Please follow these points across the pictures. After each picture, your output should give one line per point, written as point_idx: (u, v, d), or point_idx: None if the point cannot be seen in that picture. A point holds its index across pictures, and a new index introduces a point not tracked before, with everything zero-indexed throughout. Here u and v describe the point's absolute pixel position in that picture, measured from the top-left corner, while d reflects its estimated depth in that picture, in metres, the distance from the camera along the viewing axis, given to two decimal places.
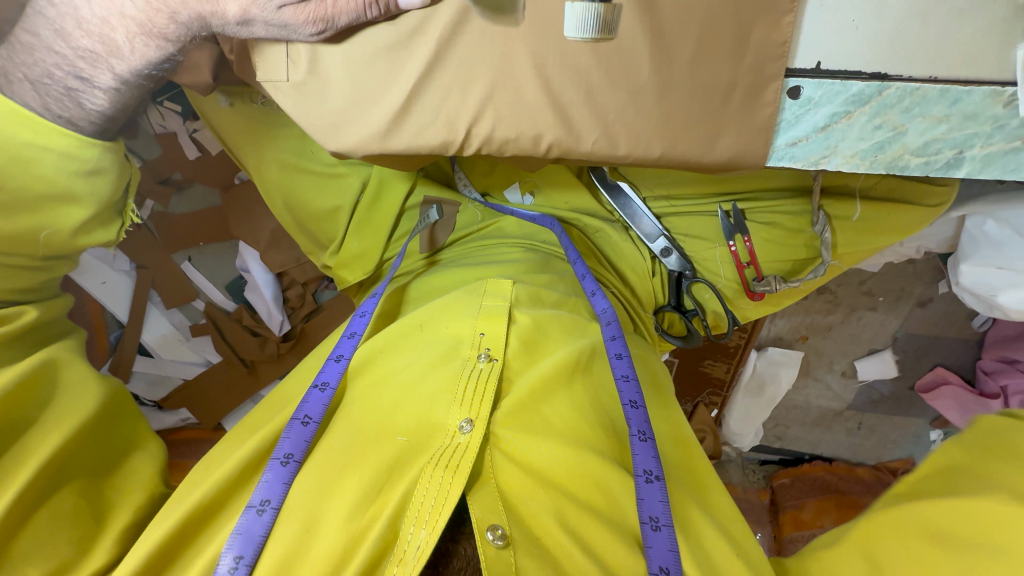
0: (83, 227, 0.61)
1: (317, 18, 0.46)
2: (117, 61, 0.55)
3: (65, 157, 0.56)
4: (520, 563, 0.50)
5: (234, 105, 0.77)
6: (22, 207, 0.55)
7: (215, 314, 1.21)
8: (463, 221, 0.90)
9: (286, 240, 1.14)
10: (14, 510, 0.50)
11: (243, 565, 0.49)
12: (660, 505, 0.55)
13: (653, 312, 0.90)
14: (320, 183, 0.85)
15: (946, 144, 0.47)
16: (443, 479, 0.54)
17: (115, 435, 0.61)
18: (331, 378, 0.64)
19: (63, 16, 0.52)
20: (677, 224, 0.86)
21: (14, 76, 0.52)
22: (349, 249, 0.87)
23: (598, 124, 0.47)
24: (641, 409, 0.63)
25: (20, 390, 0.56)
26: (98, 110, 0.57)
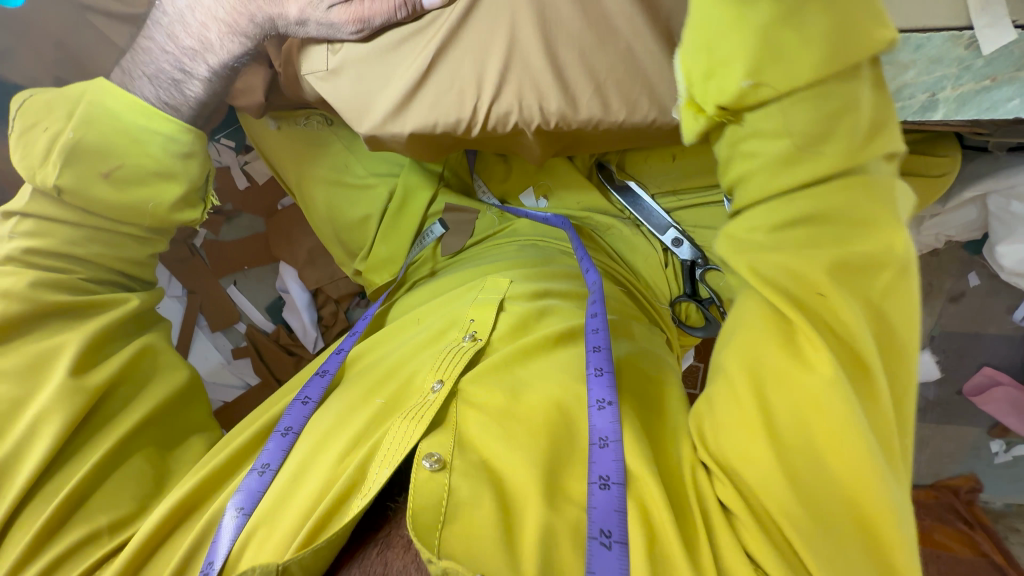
0: (177, 203, 0.72)
1: (356, 19, 0.57)
2: (210, 56, 0.69)
3: (168, 139, 0.69)
4: (455, 484, 0.53)
5: (281, 129, 0.90)
6: (134, 182, 0.68)
7: (255, 335, 1.29)
8: (481, 227, 0.96)
9: (322, 259, 1.24)
10: (112, 454, 0.63)
11: (243, 514, 0.57)
12: (612, 426, 0.54)
13: (670, 303, 0.92)
14: (352, 194, 0.94)
15: (918, 87, 0.56)
16: (408, 426, 0.58)
17: (187, 412, 0.75)
18: (331, 366, 0.73)
19: (175, 25, 0.68)
20: (687, 217, 0.91)
21: (136, 74, 0.69)
22: (378, 253, 0.94)
23: (590, 89, 0.54)
24: (605, 374, 0.58)
25: (131, 361, 0.70)
26: (196, 97, 0.71)
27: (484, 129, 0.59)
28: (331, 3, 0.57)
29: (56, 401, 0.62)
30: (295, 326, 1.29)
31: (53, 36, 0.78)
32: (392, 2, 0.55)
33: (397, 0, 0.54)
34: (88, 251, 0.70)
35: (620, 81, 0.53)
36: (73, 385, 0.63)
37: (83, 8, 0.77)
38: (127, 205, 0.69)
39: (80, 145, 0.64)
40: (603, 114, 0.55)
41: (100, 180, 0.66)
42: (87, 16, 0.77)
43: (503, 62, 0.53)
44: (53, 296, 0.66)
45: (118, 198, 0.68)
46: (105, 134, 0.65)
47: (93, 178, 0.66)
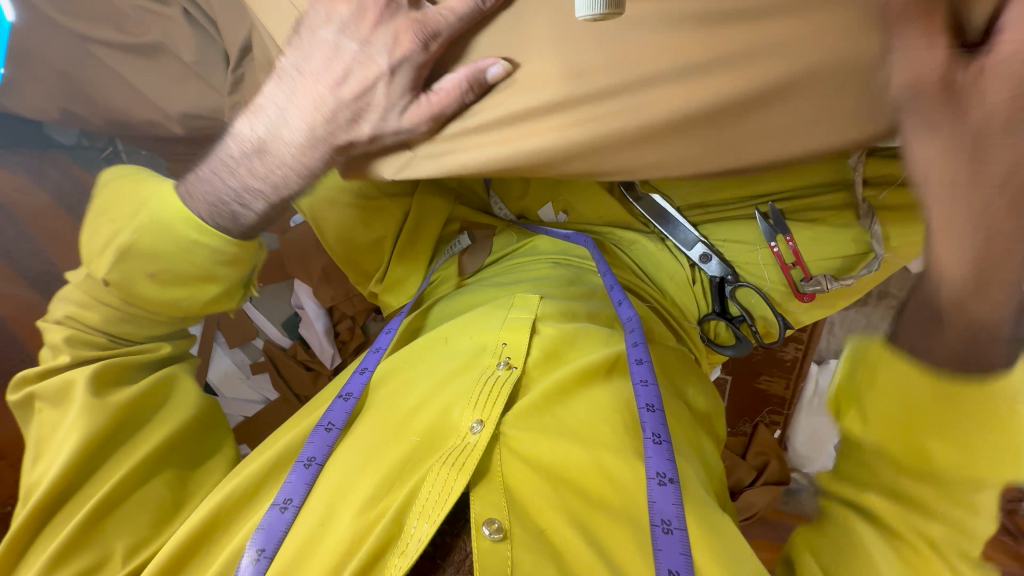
0: (218, 298, 0.72)
1: (425, 118, 0.57)
2: (277, 187, 0.64)
3: (213, 251, 0.67)
4: (516, 557, 0.52)
5: None
6: (174, 283, 0.68)
7: (272, 350, 1.28)
8: (498, 245, 0.95)
9: (337, 275, 1.21)
10: (116, 492, 0.60)
11: (263, 556, 0.54)
12: (673, 508, 0.53)
13: (698, 321, 0.88)
14: (365, 216, 0.91)
15: None
16: (449, 474, 0.57)
17: (205, 442, 0.71)
18: (354, 390, 0.69)
19: (241, 159, 0.63)
20: (715, 230, 0.84)
21: (200, 203, 0.66)
22: (393, 275, 0.92)
23: (670, 149, 0.53)
24: (657, 412, 0.60)
25: (143, 394, 0.68)
26: (250, 223, 0.67)
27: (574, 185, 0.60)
28: (402, 108, 0.58)
29: (79, 423, 0.62)
30: (311, 341, 1.27)
31: (55, 66, 0.78)
32: (456, 94, 0.55)
33: (462, 87, 0.54)
34: (123, 328, 0.71)
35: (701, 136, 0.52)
36: (94, 406, 0.63)
37: (81, 39, 0.76)
38: (168, 299, 0.69)
39: (134, 246, 0.65)
40: (676, 160, 0.54)
41: (144, 279, 0.67)
42: (88, 47, 0.76)
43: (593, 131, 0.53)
44: (78, 351, 0.68)
45: (161, 292, 0.68)
46: (158, 239, 0.65)
47: (137, 277, 0.67)
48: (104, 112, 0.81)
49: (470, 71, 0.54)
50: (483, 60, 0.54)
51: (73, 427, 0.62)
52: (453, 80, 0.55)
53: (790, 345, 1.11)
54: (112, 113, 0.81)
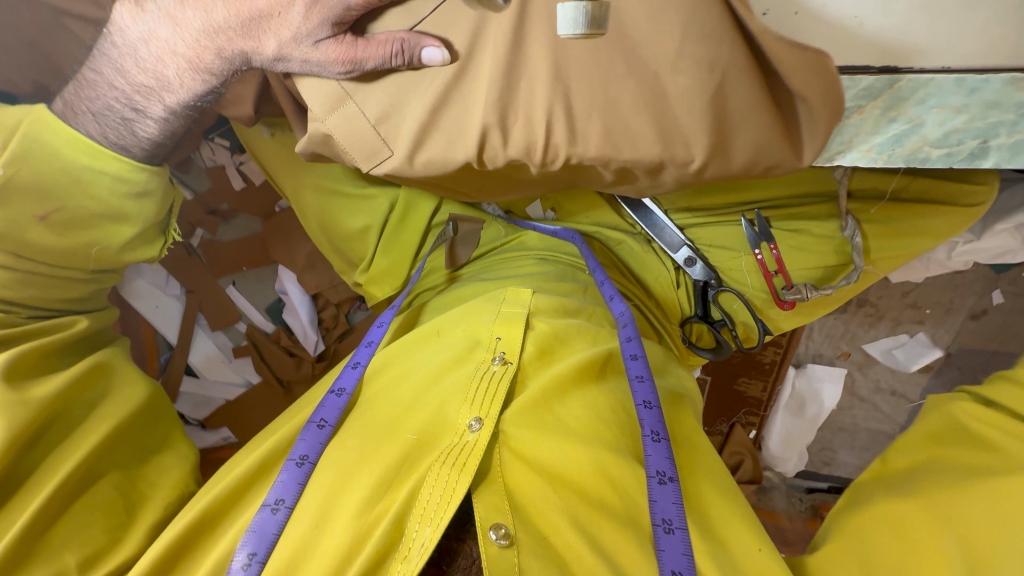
0: (131, 241, 0.74)
1: (344, 60, 0.52)
2: (167, 95, 0.65)
3: (117, 180, 0.68)
4: (523, 563, 0.52)
5: (275, 135, 0.85)
6: (80, 225, 0.68)
7: (255, 335, 1.26)
8: (486, 237, 0.94)
9: (322, 263, 1.20)
10: (60, 494, 0.59)
11: (256, 559, 0.54)
12: (674, 508, 0.56)
13: (679, 323, 0.89)
14: (351, 204, 0.90)
15: (966, 133, 0.49)
16: (449, 475, 0.56)
17: (150, 434, 0.72)
18: (347, 384, 0.70)
19: (124, 56, 0.62)
20: (701, 234, 0.84)
21: (78, 108, 0.64)
22: (378, 266, 0.91)
23: (566, 131, 0.49)
24: (655, 410, 0.64)
25: (76, 382, 0.67)
26: (149, 137, 0.68)
27: (492, 165, 0.55)
28: (318, 38, 0.52)
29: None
30: (295, 328, 1.26)
31: (25, 36, 0.74)
32: (385, 52, 0.50)
33: (393, 49, 0.49)
34: (24, 294, 0.68)
35: (605, 121, 0.48)
36: (15, 398, 0.60)
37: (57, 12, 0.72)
38: (76, 246, 0.69)
39: (13, 183, 0.62)
40: (586, 142, 0.50)
41: (36, 224, 0.65)
42: (60, 19, 0.73)
43: (523, 94, 0.48)
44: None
45: (65, 241, 0.68)
46: (44, 171, 0.63)
47: (27, 222, 0.65)
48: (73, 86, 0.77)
49: (409, 38, 0.49)
50: (421, 34, 0.49)
51: None
52: (387, 36, 0.49)
53: (769, 349, 1.13)
54: None
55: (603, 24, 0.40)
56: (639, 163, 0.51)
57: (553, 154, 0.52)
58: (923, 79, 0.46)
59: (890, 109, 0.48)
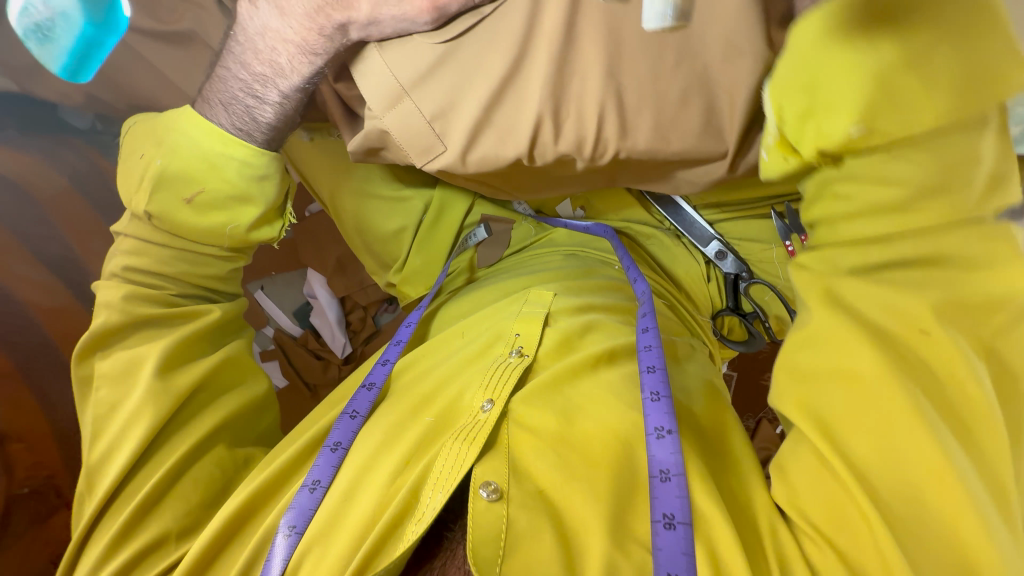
0: (257, 223, 0.72)
1: (430, 10, 0.51)
2: (281, 80, 0.62)
3: (243, 164, 0.67)
4: (511, 516, 0.55)
5: (315, 140, 0.87)
6: (215, 207, 0.68)
7: (283, 338, 1.28)
8: (517, 237, 0.96)
9: (351, 266, 1.23)
10: (174, 468, 0.63)
11: (295, 532, 0.57)
12: (672, 457, 0.55)
13: (711, 316, 0.91)
14: (388, 205, 0.92)
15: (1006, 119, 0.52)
16: (461, 448, 0.59)
17: (255, 421, 0.75)
18: (377, 378, 0.71)
19: (246, 50, 0.62)
20: (730, 228, 0.87)
21: (212, 101, 0.66)
22: (413, 265, 0.93)
23: (616, 126, 0.51)
24: (657, 372, 0.62)
25: (216, 366, 0.71)
26: (268, 123, 0.66)
27: (541, 162, 0.57)
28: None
29: (149, 400, 0.64)
30: (323, 330, 1.28)
31: None
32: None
33: None
34: (177, 271, 0.72)
35: (653, 115, 0.50)
36: (160, 372, 0.66)
37: None
38: (209, 227, 0.69)
39: (166, 172, 0.66)
40: (637, 137, 0.52)
41: (182, 206, 0.68)
42: None
43: (574, 90, 0.50)
44: (136, 306, 0.69)
45: (203, 221, 0.69)
46: (185, 159, 0.66)
47: (176, 204, 0.68)
48: (128, 97, 0.82)
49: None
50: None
51: (144, 397, 0.64)
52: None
53: None
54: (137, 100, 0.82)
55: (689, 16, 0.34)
56: (692, 152, 0.53)
57: (602, 148, 0.54)
58: None
59: None
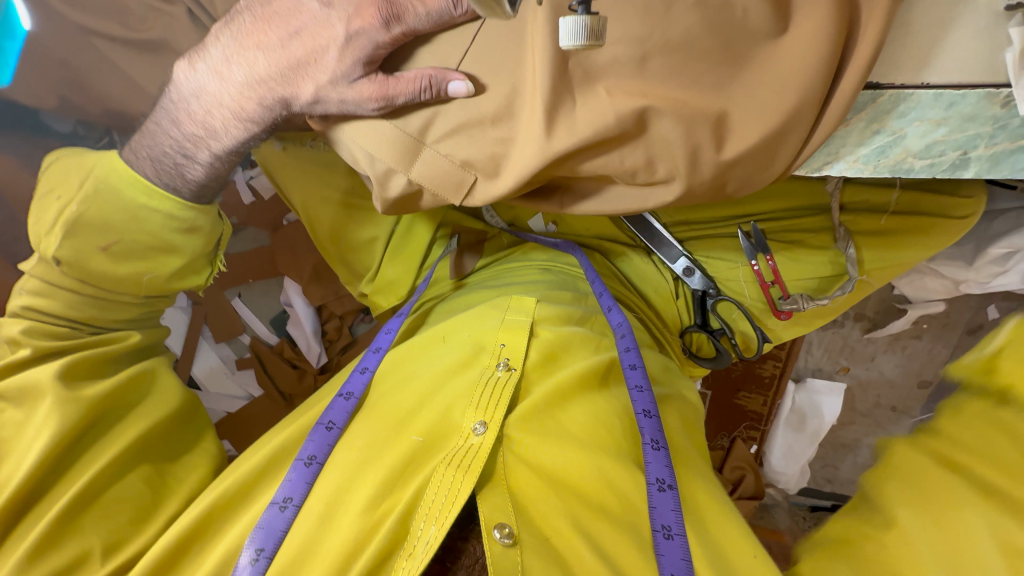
0: (178, 273, 0.76)
1: (377, 96, 0.55)
2: (212, 142, 0.68)
3: (169, 217, 0.70)
4: (526, 562, 0.54)
5: (287, 148, 0.89)
6: (133, 256, 0.71)
7: (259, 347, 1.26)
8: (491, 249, 0.97)
9: (327, 274, 1.23)
10: (89, 489, 0.62)
11: (263, 556, 0.55)
12: (672, 514, 0.57)
13: (679, 333, 0.91)
14: (365, 213, 0.93)
15: (948, 144, 0.52)
16: (455, 476, 0.58)
17: (181, 437, 0.74)
18: (355, 389, 0.71)
19: (180, 110, 0.68)
20: (699, 247, 0.86)
21: (141, 154, 0.70)
22: (384, 276, 0.94)
23: (641, 161, 0.52)
24: (654, 418, 0.65)
25: (122, 385, 0.70)
26: (196, 180, 0.70)
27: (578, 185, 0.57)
28: (353, 78, 0.56)
29: (53, 410, 0.63)
30: (299, 340, 1.27)
31: (56, 54, 0.84)
32: (414, 87, 0.53)
33: (422, 83, 0.53)
34: (85, 314, 0.73)
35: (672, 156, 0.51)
36: (69, 394, 0.65)
37: (85, 31, 0.83)
38: (123, 276, 0.71)
39: (82, 219, 0.68)
40: (662, 180, 0.54)
41: (97, 253, 0.69)
42: (91, 39, 0.84)
43: (584, 118, 0.50)
44: (39, 342, 0.69)
45: (122, 269, 0.71)
46: (106, 213, 0.68)
47: (91, 252, 0.69)
48: (102, 101, 0.88)
49: (436, 74, 0.53)
50: (445, 69, 0.53)
51: (48, 418, 0.63)
52: (414, 73, 0.53)
53: (769, 362, 1.15)
54: (110, 104, 0.88)
55: (601, 36, 0.40)
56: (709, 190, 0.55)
57: (633, 182, 0.56)
58: (904, 93, 0.50)
59: (875, 121, 0.52)
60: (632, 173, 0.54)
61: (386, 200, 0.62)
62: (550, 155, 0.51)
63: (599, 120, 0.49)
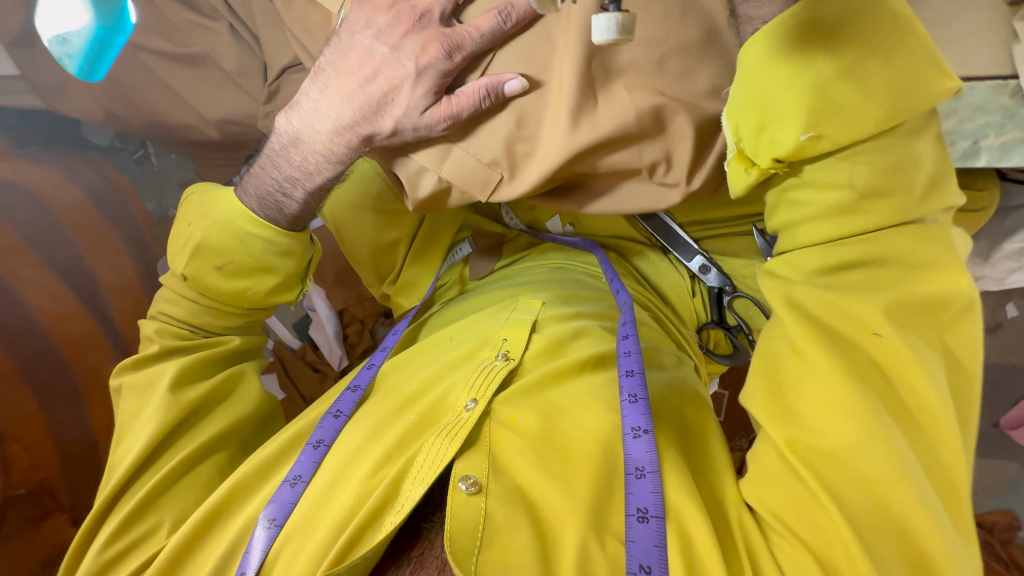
0: (275, 290, 0.76)
1: (444, 116, 0.57)
2: (308, 182, 0.69)
3: (267, 242, 0.72)
4: (490, 508, 0.57)
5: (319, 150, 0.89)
6: (240, 273, 0.73)
7: (282, 350, 1.32)
8: (509, 251, 1.00)
9: (349, 280, 1.28)
10: (173, 473, 0.69)
11: (274, 526, 0.61)
12: (647, 456, 0.58)
13: (695, 330, 0.92)
14: (383, 218, 0.95)
15: None
16: (442, 444, 0.62)
17: (257, 433, 0.79)
18: (362, 381, 0.75)
19: (280, 155, 0.69)
20: (715, 244, 0.89)
21: (249, 192, 0.72)
22: (405, 277, 0.98)
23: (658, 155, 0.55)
24: (636, 375, 0.65)
25: (217, 387, 0.76)
26: (292, 213, 0.71)
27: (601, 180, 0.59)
28: (423, 105, 0.58)
29: (160, 406, 0.70)
30: (320, 344, 1.31)
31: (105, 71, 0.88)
32: (474, 99, 0.55)
33: (481, 93, 0.55)
34: (201, 320, 0.78)
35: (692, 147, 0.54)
36: (173, 395, 0.72)
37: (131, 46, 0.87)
38: (234, 290, 0.74)
39: (203, 243, 0.71)
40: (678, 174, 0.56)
41: (213, 271, 0.72)
42: (136, 54, 0.88)
43: (608, 115, 0.53)
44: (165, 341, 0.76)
45: (228, 284, 0.73)
46: (224, 236, 0.71)
47: (207, 270, 0.72)
48: (143, 114, 0.93)
49: (491, 81, 0.54)
50: (500, 74, 0.55)
51: (155, 413, 0.70)
52: (473, 86, 0.55)
53: None
54: (150, 117, 0.93)
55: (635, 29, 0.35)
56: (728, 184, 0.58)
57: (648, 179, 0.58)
58: None
59: None
60: (650, 169, 0.56)
61: (416, 201, 0.64)
62: (574, 147, 0.53)
63: (620, 117, 0.52)
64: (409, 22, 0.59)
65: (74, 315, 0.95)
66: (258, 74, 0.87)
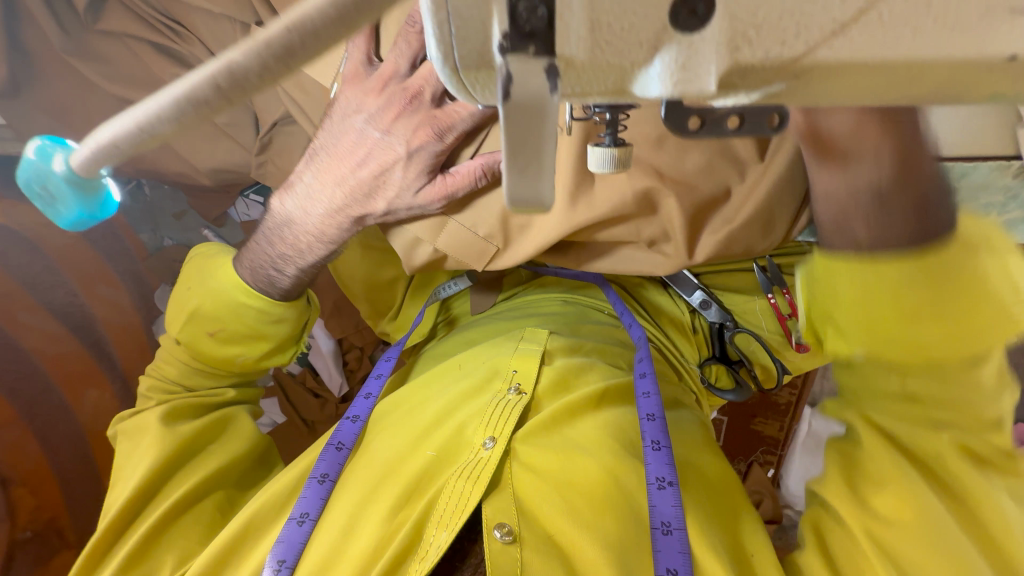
0: (268, 354, 0.77)
1: (438, 197, 0.58)
2: (301, 259, 0.69)
3: (260, 311, 0.72)
4: (525, 559, 0.56)
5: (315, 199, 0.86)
6: (233, 341, 0.73)
7: (282, 376, 1.30)
8: (511, 282, 0.99)
9: (348, 308, 1.28)
10: (171, 510, 0.67)
11: (285, 566, 0.59)
12: (673, 510, 0.57)
13: (697, 363, 0.92)
14: (379, 255, 0.94)
15: None
16: (464, 486, 0.60)
17: (256, 469, 0.78)
18: (361, 411, 0.76)
19: (275, 232, 0.69)
20: (715, 280, 0.87)
21: (243, 266, 0.73)
22: (405, 313, 0.97)
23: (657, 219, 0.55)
24: (657, 420, 0.65)
25: (209, 426, 0.76)
26: (286, 287, 0.72)
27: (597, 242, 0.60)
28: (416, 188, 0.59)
29: (153, 444, 0.70)
30: (320, 369, 1.31)
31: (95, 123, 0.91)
32: (470, 179, 0.55)
33: (477, 173, 0.55)
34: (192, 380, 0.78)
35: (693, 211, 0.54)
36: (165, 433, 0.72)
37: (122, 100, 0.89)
38: (225, 357, 0.74)
39: (198, 311, 0.72)
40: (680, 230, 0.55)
41: (204, 338, 0.72)
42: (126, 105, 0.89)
43: (604, 194, 0.54)
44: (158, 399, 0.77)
45: (222, 350, 0.73)
46: (218, 307, 0.71)
47: (200, 336, 0.72)
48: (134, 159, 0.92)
49: (486, 160, 0.54)
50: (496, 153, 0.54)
51: (148, 453, 0.70)
52: (469, 167, 0.55)
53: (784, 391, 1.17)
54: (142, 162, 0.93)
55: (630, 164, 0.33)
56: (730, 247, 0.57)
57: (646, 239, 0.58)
58: None
59: None
60: (652, 241, 0.58)
61: (413, 266, 0.67)
62: (570, 224, 0.55)
63: (618, 193, 0.53)
64: (398, 103, 0.57)
65: (72, 357, 0.94)
66: (249, 124, 0.89)
